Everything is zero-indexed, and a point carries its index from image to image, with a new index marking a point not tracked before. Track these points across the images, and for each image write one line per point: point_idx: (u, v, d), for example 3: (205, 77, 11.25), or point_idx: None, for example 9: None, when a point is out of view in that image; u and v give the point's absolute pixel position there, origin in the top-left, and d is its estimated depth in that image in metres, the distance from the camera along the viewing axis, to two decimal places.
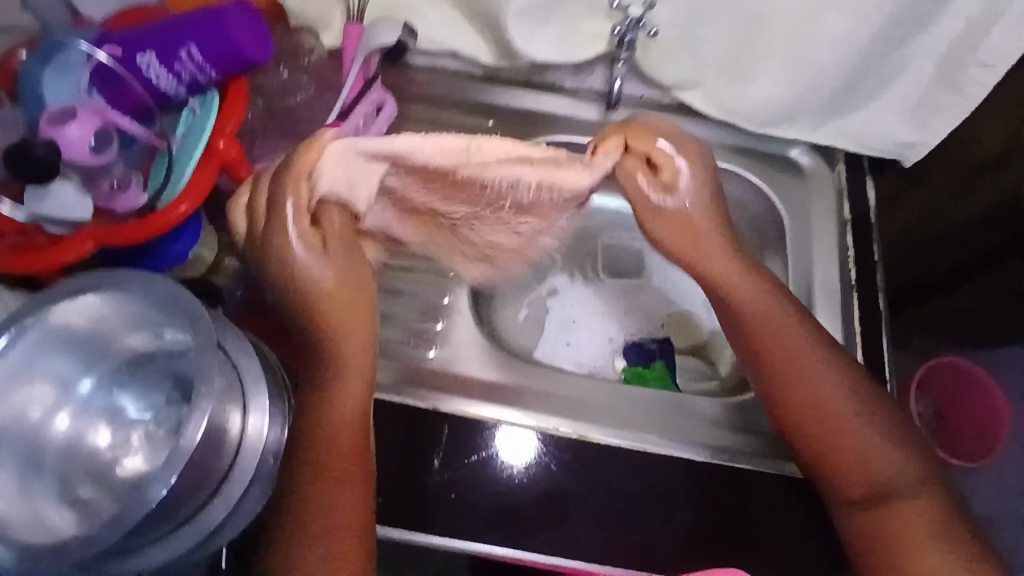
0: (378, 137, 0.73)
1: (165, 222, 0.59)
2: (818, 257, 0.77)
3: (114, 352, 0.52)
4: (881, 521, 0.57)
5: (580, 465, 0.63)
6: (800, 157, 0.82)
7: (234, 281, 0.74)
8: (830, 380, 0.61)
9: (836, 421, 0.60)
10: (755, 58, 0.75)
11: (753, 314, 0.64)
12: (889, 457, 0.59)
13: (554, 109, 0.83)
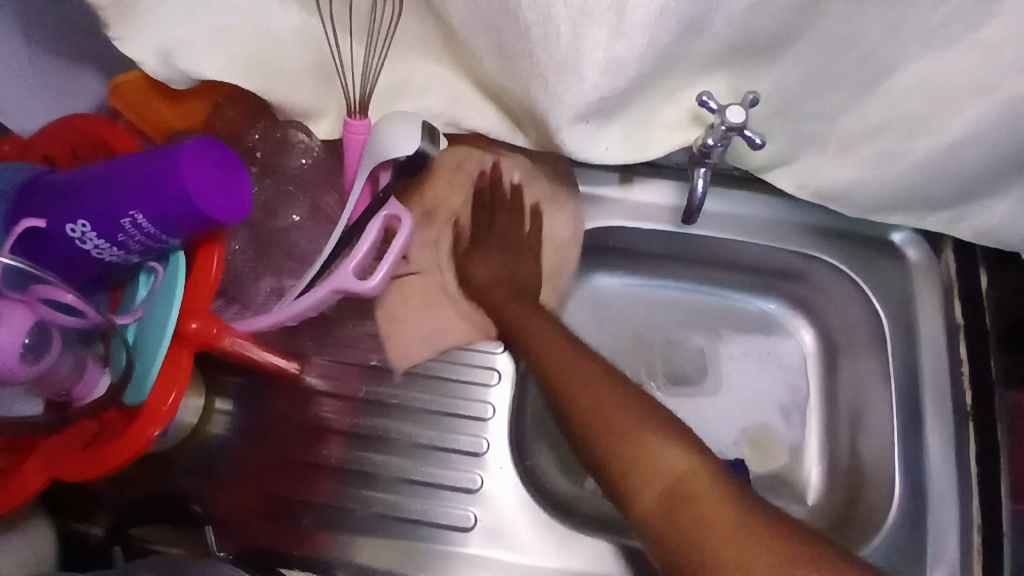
0: (395, 261, 0.57)
1: (150, 426, 0.45)
2: (927, 375, 0.65)
3: None
4: (661, 525, 0.45)
5: None
6: (902, 245, 0.69)
7: (230, 432, 0.62)
8: (590, 373, 0.56)
9: (593, 393, 0.53)
10: (858, 140, 0.60)
11: (527, 325, 0.61)
12: (600, 388, 0.54)
13: (600, 191, 0.68)
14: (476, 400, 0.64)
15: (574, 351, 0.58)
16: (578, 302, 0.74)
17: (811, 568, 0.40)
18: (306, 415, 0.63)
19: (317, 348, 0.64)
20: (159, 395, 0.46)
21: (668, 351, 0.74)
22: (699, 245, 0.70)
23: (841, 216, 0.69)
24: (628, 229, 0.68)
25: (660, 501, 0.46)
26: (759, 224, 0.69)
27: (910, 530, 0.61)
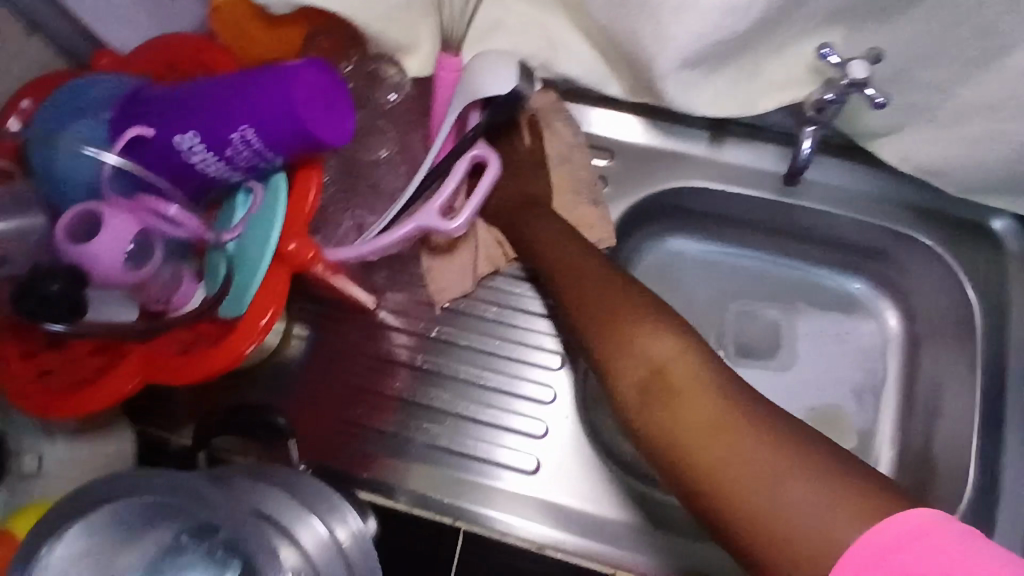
0: (480, 204, 0.57)
1: (245, 342, 0.47)
2: (1013, 369, 0.62)
3: (128, 562, 0.45)
4: (652, 414, 0.48)
5: None
6: (1003, 230, 0.65)
7: (303, 358, 0.64)
8: (600, 271, 0.56)
9: (633, 329, 0.51)
10: (974, 113, 0.57)
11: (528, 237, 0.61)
12: (647, 327, 0.51)
13: (690, 149, 0.67)
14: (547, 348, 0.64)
15: (617, 285, 0.54)
16: (649, 264, 0.73)
17: (793, 457, 0.43)
18: (380, 347, 0.64)
19: (390, 285, 0.65)
20: (254, 315, 0.48)
21: (740, 320, 0.72)
22: (783, 215, 0.68)
23: (940, 195, 0.66)
24: (712, 191, 0.67)
25: (649, 391, 0.49)
26: (851, 196, 0.66)
27: (975, 523, 0.60)
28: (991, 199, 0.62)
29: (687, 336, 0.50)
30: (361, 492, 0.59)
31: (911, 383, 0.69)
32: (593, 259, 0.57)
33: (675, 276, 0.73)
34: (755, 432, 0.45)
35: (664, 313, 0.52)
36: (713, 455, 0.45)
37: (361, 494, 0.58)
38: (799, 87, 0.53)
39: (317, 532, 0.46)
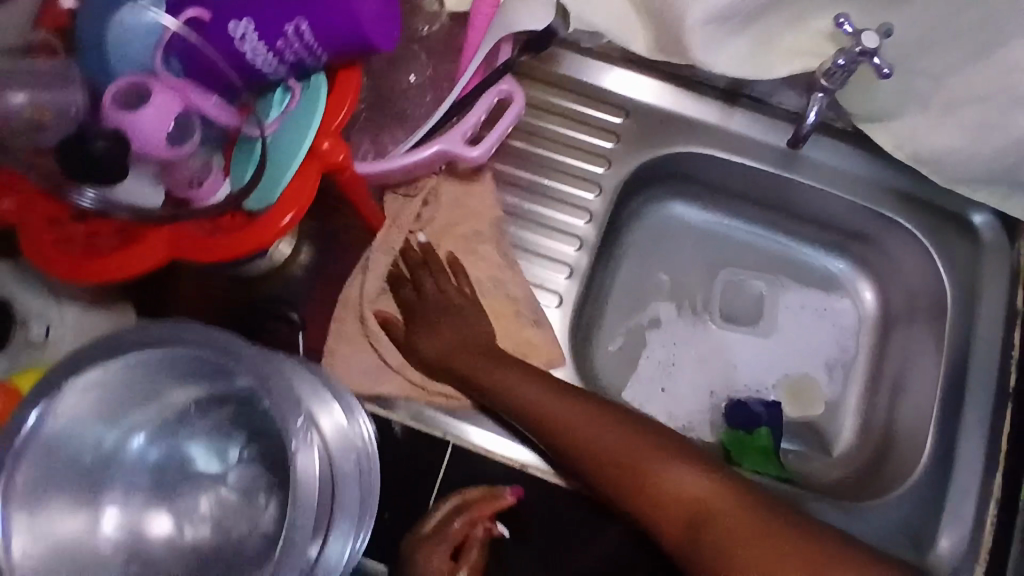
0: (501, 139, 0.60)
1: (270, 233, 0.50)
2: (977, 351, 0.66)
3: (153, 410, 0.47)
4: (695, 548, 0.53)
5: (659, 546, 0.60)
6: (980, 223, 0.69)
7: (310, 274, 0.66)
8: (569, 405, 0.60)
9: (655, 473, 0.56)
10: (962, 104, 0.62)
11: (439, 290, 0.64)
12: (664, 466, 0.56)
13: (700, 119, 0.70)
14: (543, 290, 0.68)
15: (610, 418, 0.59)
16: (647, 227, 0.76)
17: (830, 556, 0.51)
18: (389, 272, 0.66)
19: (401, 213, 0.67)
20: (278, 210, 0.50)
21: (726, 287, 0.76)
22: (782, 190, 0.72)
23: (926, 187, 0.70)
24: (717, 159, 0.70)
25: (691, 525, 0.54)
26: (847, 178, 0.70)
27: (933, 491, 0.63)
28: (973, 192, 0.67)
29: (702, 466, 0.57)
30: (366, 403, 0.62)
31: (880, 362, 0.73)
32: (562, 392, 0.61)
33: (670, 241, 0.76)
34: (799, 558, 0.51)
35: (653, 433, 0.59)
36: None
37: (368, 406, 0.61)
38: (813, 55, 0.58)
39: (335, 420, 0.47)
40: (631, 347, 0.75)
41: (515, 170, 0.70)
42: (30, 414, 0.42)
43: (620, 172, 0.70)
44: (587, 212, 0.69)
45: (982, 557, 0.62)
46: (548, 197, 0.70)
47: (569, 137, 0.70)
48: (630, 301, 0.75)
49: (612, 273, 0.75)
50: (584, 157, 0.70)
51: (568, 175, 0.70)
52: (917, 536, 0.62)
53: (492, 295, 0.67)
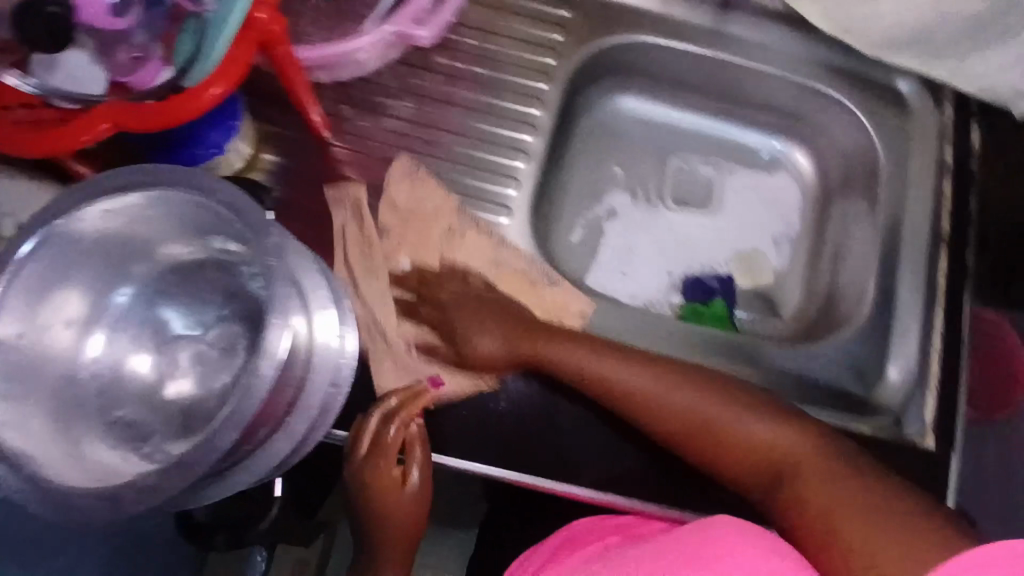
0: (445, 24, 0.66)
1: (202, 102, 0.53)
2: (911, 203, 0.70)
3: (154, 258, 0.51)
4: (778, 494, 0.53)
5: None
6: (906, 89, 0.74)
7: (273, 175, 0.68)
8: (616, 359, 0.60)
9: (730, 429, 0.56)
10: None
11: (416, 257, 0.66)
12: (741, 420, 0.56)
13: (642, 7, 0.74)
14: (502, 178, 0.71)
15: (655, 370, 0.59)
16: (598, 121, 0.80)
17: (914, 505, 0.46)
18: (355, 169, 0.69)
19: (360, 112, 0.70)
20: (205, 81, 0.54)
21: (677, 175, 0.80)
22: (723, 73, 0.76)
23: (856, 59, 0.74)
24: (658, 47, 0.74)
25: (778, 481, 0.53)
26: (781, 56, 0.74)
27: (878, 330, 0.67)
28: (897, 57, 0.71)
29: (758, 410, 0.57)
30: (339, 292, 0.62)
31: (823, 231, 0.77)
32: (607, 351, 0.61)
33: (617, 135, 0.80)
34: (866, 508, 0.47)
35: (713, 383, 0.59)
36: (833, 515, 0.48)
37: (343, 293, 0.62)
38: None
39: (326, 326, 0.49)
40: (591, 236, 0.78)
41: (467, 66, 0.73)
42: (23, 243, 0.46)
43: (568, 63, 0.73)
44: (540, 100, 0.73)
45: (928, 384, 0.66)
46: (501, 90, 0.73)
47: (518, 34, 0.74)
48: (587, 193, 0.79)
49: (568, 165, 0.79)
50: (533, 51, 0.73)
51: (522, 69, 0.73)
52: (864, 370, 0.66)
53: (499, 271, 0.67)
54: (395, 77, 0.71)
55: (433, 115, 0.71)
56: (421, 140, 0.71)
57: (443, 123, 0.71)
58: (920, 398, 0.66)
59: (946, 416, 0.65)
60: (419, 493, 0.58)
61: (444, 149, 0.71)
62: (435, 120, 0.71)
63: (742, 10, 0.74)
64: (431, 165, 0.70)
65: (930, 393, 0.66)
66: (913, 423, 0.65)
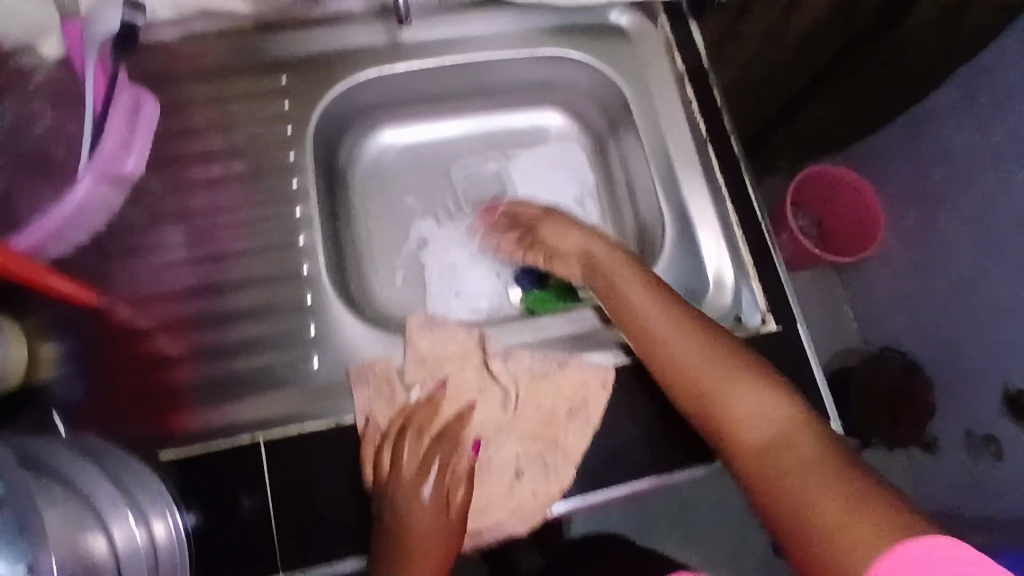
0: (152, 129, 0.68)
1: None
2: (666, 121, 0.74)
3: None
4: (755, 459, 0.53)
5: (512, 420, 0.61)
6: (619, 19, 0.77)
7: (64, 363, 0.61)
8: (702, 339, 0.59)
9: (739, 407, 0.55)
10: None
11: (455, 386, 0.62)
12: (759, 399, 0.55)
13: (353, 43, 0.72)
14: (290, 260, 0.67)
15: (722, 353, 0.58)
16: (368, 165, 0.79)
17: (882, 523, 0.45)
18: (146, 317, 0.65)
19: (125, 262, 0.65)
20: None
21: (464, 178, 0.81)
22: (460, 74, 0.76)
23: (569, 12, 0.76)
24: (384, 77, 0.73)
25: (766, 445, 0.53)
26: (501, 39, 0.75)
27: (685, 244, 0.71)
28: None
29: (797, 413, 0.54)
30: (162, 453, 0.57)
31: (612, 174, 0.81)
32: (696, 332, 0.59)
33: (392, 171, 0.80)
34: (858, 512, 0.46)
35: (762, 375, 0.56)
36: (797, 513, 0.48)
37: (167, 452, 0.57)
38: None
39: (129, 526, 0.46)
40: (414, 269, 0.77)
41: (217, 168, 0.70)
42: None
43: (306, 126, 0.71)
44: (295, 171, 0.70)
45: (748, 270, 0.69)
46: (256, 178, 0.69)
47: (247, 118, 0.71)
48: (391, 232, 0.78)
49: (359, 216, 0.77)
50: (268, 129, 0.70)
51: (267, 149, 0.70)
52: (686, 287, 0.70)
53: (522, 382, 0.62)
54: (144, 213, 0.67)
55: (205, 232, 0.68)
56: (200, 262, 0.67)
57: (212, 235, 0.68)
58: (748, 285, 0.68)
59: (778, 292, 0.68)
60: (437, 518, 0.58)
61: (228, 261, 0.67)
62: (207, 236, 0.68)
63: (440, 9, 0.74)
64: (225, 279, 0.67)
65: (754, 277, 0.68)
66: (751, 314, 0.67)
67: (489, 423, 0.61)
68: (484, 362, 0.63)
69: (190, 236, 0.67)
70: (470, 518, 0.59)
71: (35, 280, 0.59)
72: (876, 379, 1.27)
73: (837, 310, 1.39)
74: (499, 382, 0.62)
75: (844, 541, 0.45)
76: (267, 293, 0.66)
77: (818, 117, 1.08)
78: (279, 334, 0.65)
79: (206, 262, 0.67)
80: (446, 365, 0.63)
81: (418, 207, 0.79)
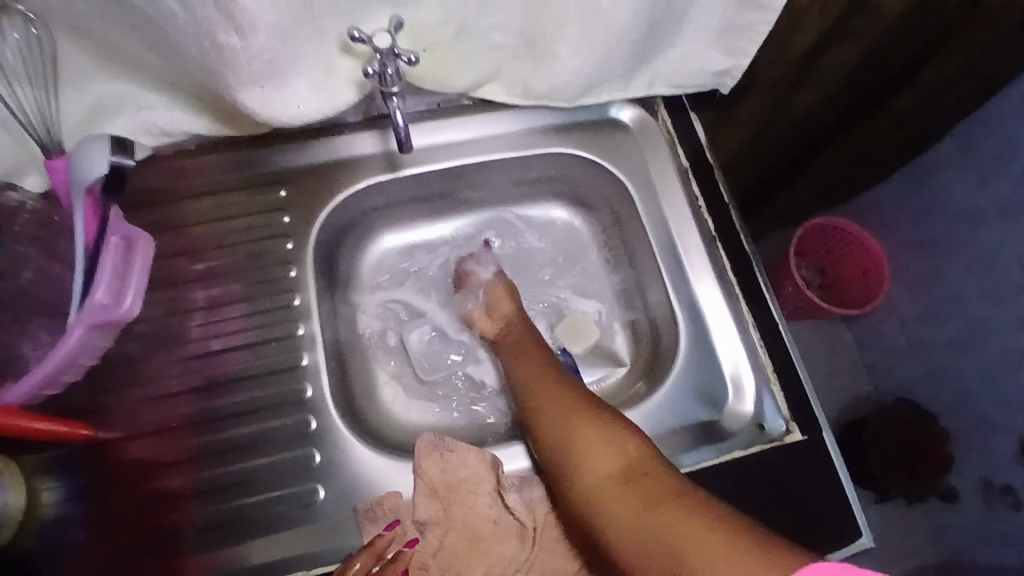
0: (141, 284, 0.62)
1: None
2: (674, 217, 0.73)
3: None
4: (615, 505, 0.52)
5: (534, 552, 0.58)
6: (621, 113, 0.77)
7: (56, 511, 0.58)
8: (564, 401, 0.62)
9: (586, 461, 0.56)
10: (527, 45, 0.66)
11: (469, 517, 0.59)
12: (598, 446, 0.56)
13: (355, 152, 0.71)
14: (293, 384, 0.65)
15: (577, 410, 0.60)
16: (369, 267, 0.78)
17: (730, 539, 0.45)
18: (149, 452, 0.62)
19: (123, 393, 0.63)
20: None
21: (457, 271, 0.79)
22: (461, 176, 0.75)
23: (569, 111, 0.76)
24: (385, 184, 0.73)
25: (626, 483, 0.53)
26: (501, 140, 0.74)
27: (701, 346, 0.69)
28: (597, 96, 0.73)
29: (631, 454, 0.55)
30: None
31: (619, 266, 0.80)
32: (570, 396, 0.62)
33: (393, 273, 0.79)
34: (712, 532, 0.46)
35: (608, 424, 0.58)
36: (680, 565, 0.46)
37: None
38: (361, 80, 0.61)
39: None
40: (403, 371, 0.76)
41: (217, 289, 0.68)
42: None
43: (305, 241, 0.70)
44: (296, 288, 0.68)
45: (768, 373, 0.67)
46: (254, 297, 0.68)
47: (247, 235, 0.69)
48: (387, 338, 0.77)
49: (363, 324, 0.76)
50: (268, 246, 0.69)
51: (267, 266, 0.69)
52: (705, 390, 0.68)
53: (539, 512, 0.59)
54: (142, 340, 0.65)
55: (207, 357, 0.66)
56: (199, 390, 0.65)
57: (210, 358, 0.66)
58: (769, 390, 0.67)
59: (800, 399, 0.66)
60: None
61: (229, 387, 0.65)
62: (209, 361, 0.66)
63: (441, 114, 0.74)
64: (225, 407, 0.64)
65: (775, 382, 0.67)
66: (773, 420, 0.65)
67: (507, 556, 0.58)
68: (499, 487, 0.60)
69: (193, 360, 0.66)
70: None
71: (21, 431, 0.55)
72: (893, 429, 1.19)
73: (846, 358, 1.33)
74: (513, 513, 0.59)
75: (708, 566, 0.44)
76: (270, 418, 0.64)
77: (824, 179, 1.04)
78: (283, 464, 0.62)
79: (207, 389, 0.65)
80: (459, 492, 0.60)
81: (410, 304, 0.79)
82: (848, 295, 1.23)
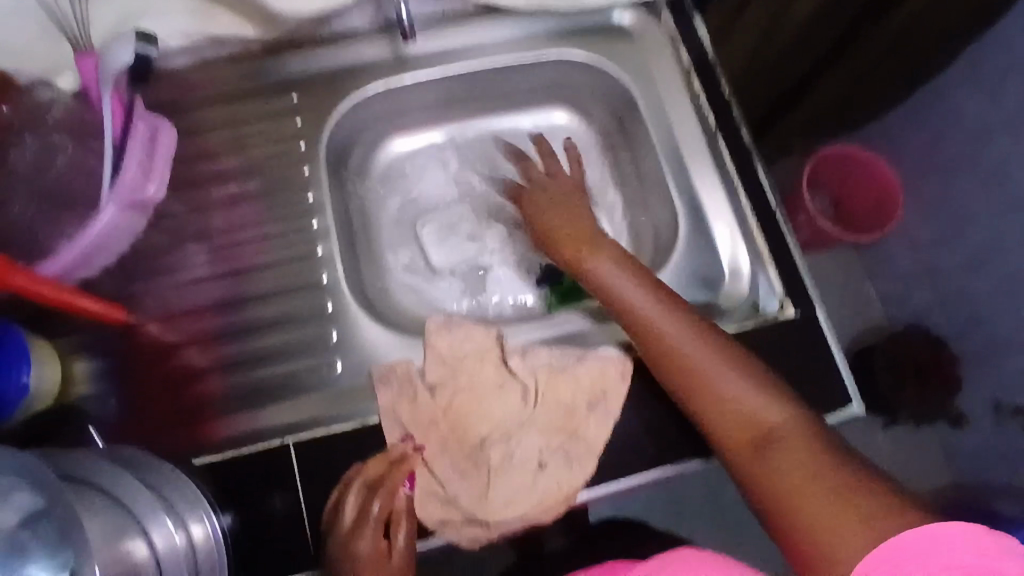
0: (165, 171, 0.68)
1: None
2: (674, 113, 0.75)
3: None
4: (751, 458, 0.54)
5: (536, 411, 0.62)
6: (622, 17, 0.78)
7: (93, 383, 0.63)
8: (678, 329, 0.59)
9: (711, 393, 0.56)
10: None
11: (476, 382, 0.63)
12: (727, 386, 0.56)
13: (362, 57, 0.74)
14: (309, 273, 0.69)
15: (691, 343, 0.58)
16: (382, 173, 0.82)
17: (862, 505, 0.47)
18: (175, 332, 0.67)
19: (153, 281, 0.68)
20: None
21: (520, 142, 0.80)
22: (466, 81, 0.78)
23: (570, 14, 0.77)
24: (392, 89, 0.75)
25: (757, 437, 0.54)
26: (503, 44, 0.76)
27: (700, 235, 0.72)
28: None
29: (761, 392, 0.55)
30: (198, 459, 0.58)
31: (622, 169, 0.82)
32: (681, 321, 0.60)
33: (403, 177, 0.83)
34: (843, 498, 0.48)
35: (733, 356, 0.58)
36: (809, 518, 0.49)
37: (201, 459, 0.58)
38: None
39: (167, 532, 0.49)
40: (414, 260, 0.80)
41: (236, 188, 0.72)
42: None
43: (317, 143, 0.73)
44: (310, 186, 0.72)
45: (763, 254, 0.69)
46: (270, 194, 0.72)
47: (263, 137, 0.73)
48: (399, 236, 0.80)
49: (376, 225, 0.80)
50: (282, 147, 0.73)
51: (283, 166, 0.73)
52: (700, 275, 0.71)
53: (539, 377, 0.63)
54: (168, 232, 0.70)
55: (229, 248, 0.71)
56: (223, 277, 0.69)
57: (230, 245, 0.71)
58: (764, 271, 0.69)
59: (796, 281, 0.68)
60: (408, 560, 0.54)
61: (251, 275, 0.70)
62: (232, 252, 0.70)
63: (446, 19, 0.76)
64: (247, 292, 0.69)
65: (771, 264, 0.69)
66: (769, 301, 0.67)
67: (511, 417, 0.62)
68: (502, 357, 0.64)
69: (217, 250, 0.70)
70: (492, 512, 0.59)
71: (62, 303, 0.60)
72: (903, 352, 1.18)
73: (859, 288, 1.33)
74: (517, 376, 0.63)
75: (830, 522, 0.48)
76: (290, 301, 0.68)
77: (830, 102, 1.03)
78: (304, 340, 0.67)
79: (229, 277, 0.69)
80: (466, 362, 0.64)
81: (422, 199, 0.83)
82: (862, 224, 1.23)
